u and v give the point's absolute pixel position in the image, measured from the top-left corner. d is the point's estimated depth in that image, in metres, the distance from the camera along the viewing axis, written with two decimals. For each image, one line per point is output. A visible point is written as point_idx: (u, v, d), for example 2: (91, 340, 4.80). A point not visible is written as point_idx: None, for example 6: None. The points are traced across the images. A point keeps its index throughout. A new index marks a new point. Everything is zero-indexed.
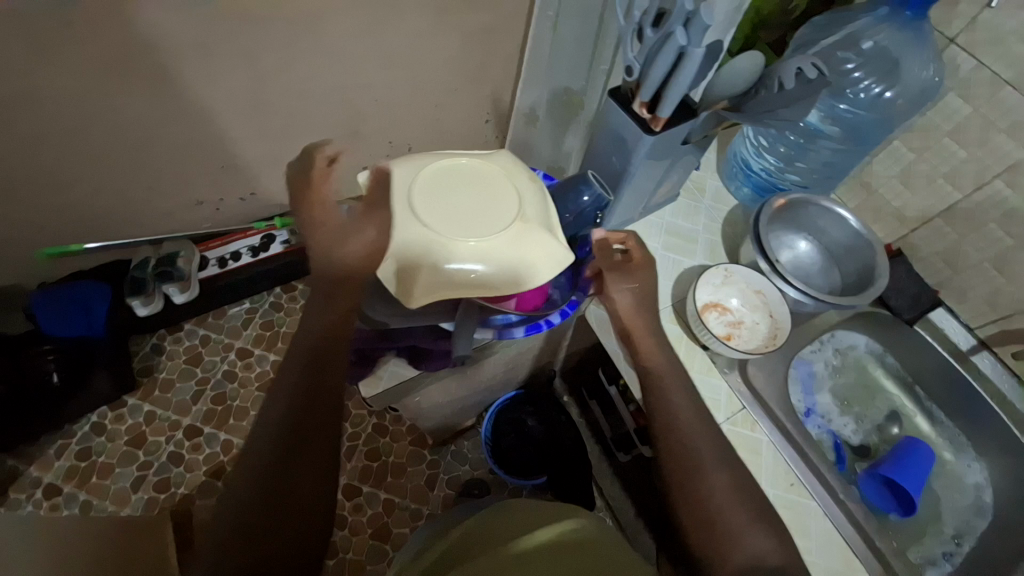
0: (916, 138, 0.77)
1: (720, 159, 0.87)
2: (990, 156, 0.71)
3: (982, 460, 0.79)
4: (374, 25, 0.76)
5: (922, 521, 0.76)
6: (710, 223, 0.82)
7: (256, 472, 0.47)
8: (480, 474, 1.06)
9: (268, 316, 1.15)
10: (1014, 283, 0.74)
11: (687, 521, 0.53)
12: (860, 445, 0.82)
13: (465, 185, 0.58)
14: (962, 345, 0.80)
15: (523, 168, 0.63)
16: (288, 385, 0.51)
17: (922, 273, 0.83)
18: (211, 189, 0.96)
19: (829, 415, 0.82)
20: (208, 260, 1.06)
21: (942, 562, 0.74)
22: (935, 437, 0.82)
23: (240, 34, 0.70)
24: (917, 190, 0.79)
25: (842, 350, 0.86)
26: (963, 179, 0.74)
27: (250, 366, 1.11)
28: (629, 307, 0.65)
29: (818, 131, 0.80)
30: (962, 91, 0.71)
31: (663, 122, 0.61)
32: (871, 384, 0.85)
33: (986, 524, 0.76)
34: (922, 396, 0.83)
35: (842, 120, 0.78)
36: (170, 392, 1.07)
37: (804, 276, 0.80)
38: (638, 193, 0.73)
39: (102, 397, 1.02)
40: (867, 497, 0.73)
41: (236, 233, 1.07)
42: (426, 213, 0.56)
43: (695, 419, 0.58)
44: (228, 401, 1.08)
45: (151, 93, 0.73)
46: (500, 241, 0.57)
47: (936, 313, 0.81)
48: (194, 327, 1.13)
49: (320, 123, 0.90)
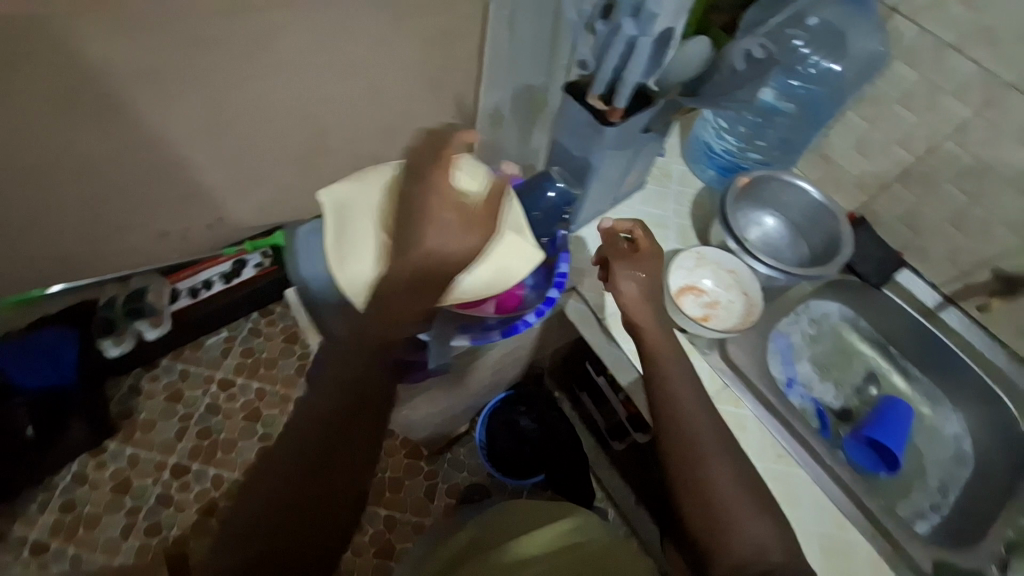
0: (868, 108, 0.80)
1: (682, 144, 0.87)
2: (940, 119, 0.74)
3: (958, 411, 0.83)
4: (329, 38, 0.75)
5: (908, 477, 0.79)
6: (679, 208, 0.82)
7: (280, 492, 0.47)
8: (478, 480, 1.05)
9: (247, 343, 1.14)
10: (972, 238, 0.77)
11: (691, 514, 0.54)
12: (842, 409, 0.83)
13: None
14: (930, 303, 0.84)
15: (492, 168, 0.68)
16: (317, 401, 0.49)
17: (886, 237, 0.86)
18: (176, 219, 0.92)
19: (810, 383, 0.84)
20: (179, 292, 1.02)
21: (930, 514, 0.77)
22: (912, 393, 0.85)
23: (193, 57, 0.68)
24: (873, 157, 0.82)
25: (817, 320, 0.87)
26: (916, 143, 0.77)
27: (233, 396, 1.08)
28: (635, 297, 0.62)
29: (775, 108, 0.83)
30: (908, 58, 0.73)
31: (620, 113, 0.63)
32: (848, 350, 0.87)
33: (968, 472, 0.80)
34: (897, 355, 0.86)
35: (796, 96, 0.82)
36: (152, 433, 1.04)
37: (773, 251, 0.82)
38: (605, 184, 0.73)
39: (82, 445, 0.99)
40: (854, 459, 0.77)
41: (205, 261, 1.02)
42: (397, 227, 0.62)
43: (700, 410, 0.57)
44: (214, 435, 1.05)
45: (103, 126, 0.70)
46: None
47: (902, 275, 0.84)
48: (171, 362, 1.10)
49: (283, 140, 0.88)
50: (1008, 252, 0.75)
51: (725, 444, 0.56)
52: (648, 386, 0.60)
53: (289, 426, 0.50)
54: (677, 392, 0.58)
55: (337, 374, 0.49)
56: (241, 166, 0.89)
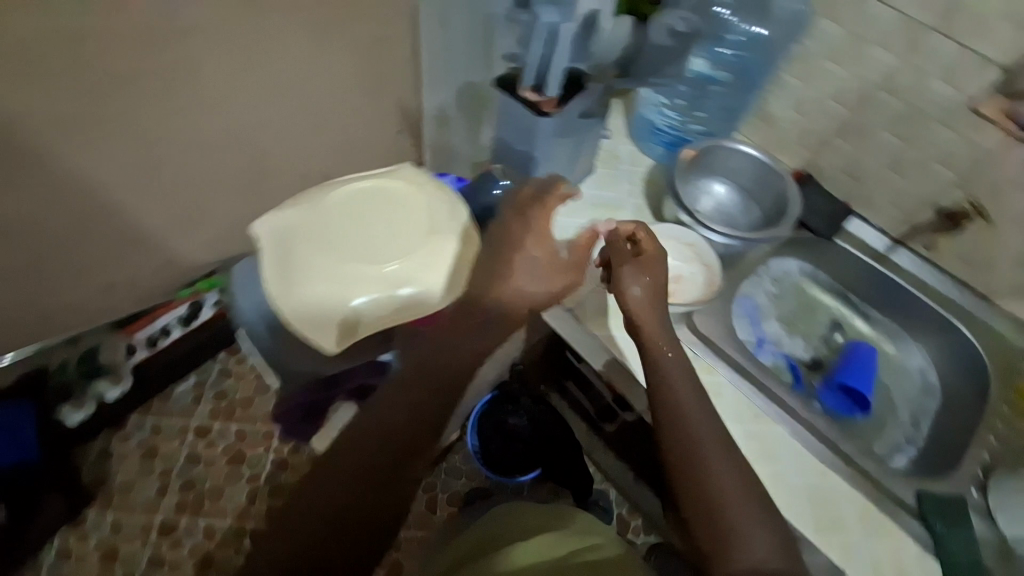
0: (799, 68, 0.83)
1: (626, 122, 0.88)
2: (869, 69, 0.77)
3: (916, 345, 0.87)
4: (262, 60, 0.73)
5: (880, 414, 0.82)
6: (632, 187, 0.83)
7: (318, 509, 0.56)
8: (477, 484, 1.05)
9: (219, 385, 1.09)
10: (911, 179, 0.81)
11: (695, 520, 0.56)
12: (812, 360, 0.85)
13: (377, 218, 0.78)
14: (881, 247, 0.87)
15: (427, 178, 0.80)
16: (362, 431, 0.61)
17: (833, 190, 0.89)
18: (126, 269, 0.86)
19: (780, 340, 0.86)
20: (137, 344, 0.96)
21: (905, 446, 0.80)
22: (873, 334, 0.88)
23: (120, 96, 0.64)
24: (810, 115, 0.85)
25: (778, 278, 0.90)
26: (849, 95, 0.80)
27: (213, 442, 1.04)
28: (639, 302, 0.61)
29: (711, 78, 0.85)
30: (831, 14, 0.76)
31: (553, 102, 0.69)
32: (809, 302, 0.90)
33: (935, 402, 0.84)
34: (856, 300, 0.90)
35: (729, 63, 0.84)
36: (132, 494, 0.99)
37: (726, 218, 0.84)
38: (555, 169, 0.76)
39: (57, 520, 0.93)
40: (829, 406, 0.79)
41: (160, 308, 0.96)
42: (352, 251, 0.77)
43: (702, 412, 0.59)
44: (198, 485, 1.01)
45: (29, 180, 0.65)
46: (416, 255, 0.77)
47: (852, 225, 0.88)
48: (140, 418, 1.05)
49: (227, 172, 0.85)
50: (944, 188, 0.79)
51: (724, 444, 0.57)
52: (650, 388, 0.60)
53: (334, 452, 0.60)
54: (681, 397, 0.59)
55: (382, 410, 0.62)
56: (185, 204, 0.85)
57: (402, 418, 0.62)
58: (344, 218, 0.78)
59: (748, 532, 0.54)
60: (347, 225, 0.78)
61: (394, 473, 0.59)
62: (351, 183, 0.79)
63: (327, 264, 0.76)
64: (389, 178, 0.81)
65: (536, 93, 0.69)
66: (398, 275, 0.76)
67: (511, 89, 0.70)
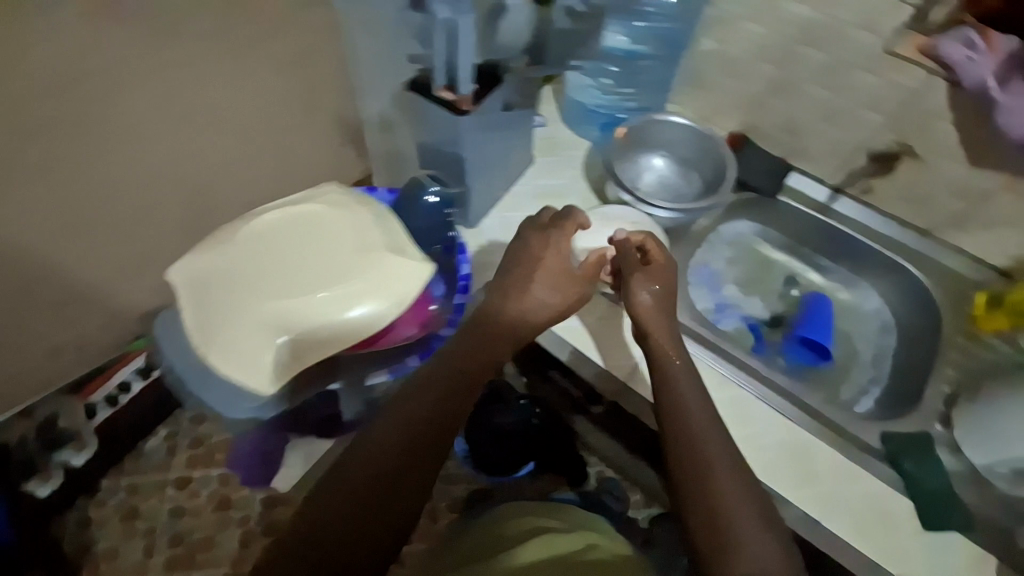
0: (720, 32, 0.85)
1: (561, 107, 0.92)
2: (785, 26, 0.79)
3: (874, 288, 0.93)
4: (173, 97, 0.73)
5: (842, 360, 0.89)
6: (573, 172, 0.88)
7: (330, 519, 0.54)
8: (477, 485, 1.05)
9: (193, 434, 1.04)
10: (843, 128, 0.85)
11: (697, 523, 0.56)
12: (773, 316, 0.91)
13: (294, 244, 0.65)
14: (822, 198, 0.92)
15: (348, 195, 0.70)
16: (374, 437, 0.58)
17: (773, 148, 0.94)
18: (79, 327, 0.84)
19: (740, 302, 0.91)
20: (96, 403, 0.92)
21: (870, 387, 0.87)
22: (828, 283, 0.95)
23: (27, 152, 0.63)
24: (741, 77, 0.88)
25: (732, 243, 0.96)
26: (774, 54, 0.83)
27: (196, 492, 1.01)
28: (648, 307, 0.68)
29: (635, 54, 0.88)
30: None
31: (468, 100, 0.67)
32: (765, 261, 0.95)
33: (893, 337, 0.90)
34: (807, 253, 0.96)
35: (647, 36, 0.86)
36: (118, 559, 0.96)
37: (670, 189, 0.90)
38: (494, 167, 0.79)
39: None
40: (793, 360, 0.86)
41: (115, 363, 0.92)
42: (268, 288, 0.63)
43: (706, 422, 0.61)
44: (187, 539, 0.98)
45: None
46: (350, 282, 0.64)
47: (791, 178, 0.92)
48: (114, 481, 1.01)
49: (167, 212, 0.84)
50: (877, 132, 0.82)
51: (726, 453, 0.59)
52: (658, 395, 0.64)
53: (344, 459, 0.58)
54: (683, 404, 0.62)
55: (394, 415, 0.59)
56: (127, 251, 0.82)
57: (416, 422, 0.59)
58: (258, 251, 0.64)
59: (750, 540, 0.53)
60: (262, 261, 0.64)
61: (409, 478, 0.57)
62: (259, 215, 0.65)
63: (246, 311, 0.62)
64: (303, 200, 0.68)
65: (451, 92, 0.67)
66: (333, 306, 0.63)
67: (424, 90, 0.67)
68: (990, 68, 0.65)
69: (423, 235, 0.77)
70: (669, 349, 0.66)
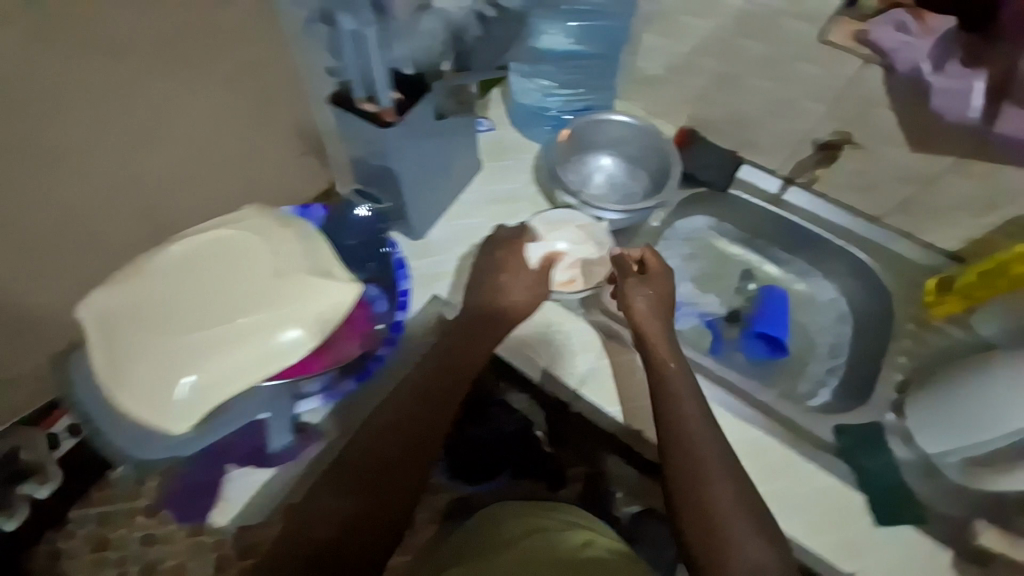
0: (660, 27, 0.93)
1: (508, 109, 1.08)
2: (719, 18, 0.86)
3: (826, 277, 1.05)
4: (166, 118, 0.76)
5: (799, 351, 1.01)
6: (523, 178, 1.03)
7: (323, 518, 0.55)
8: (455, 494, 1.05)
9: None
10: (790, 118, 0.94)
11: (692, 520, 0.59)
12: (730, 312, 1.03)
13: (207, 271, 0.64)
14: (774, 189, 1.04)
15: (270, 218, 0.70)
16: (366, 441, 0.61)
17: (721, 142, 1.08)
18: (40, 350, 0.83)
19: (696, 300, 1.05)
20: (58, 434, 0.89)
21: (828, 379, 0.99)
22: (785, 275, 1.07)
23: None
24: (688, 71, 0.98)
25: (688, 238, 1.09)
26: (715, 48, 0.92)
27: (166, 519, 0.98)
28: (644, 312, 0.77)
29: (573, 52, 0.99)
30: None
31: (389, 112, 0.75)
32: (721, 256, 1.08)
33: (849, 327, 1.02)
34: (762, 246, 1.08)
35: (585, 37, 0.98)
36: None
37: (614, 186, 1.04)
38: (428, 173, 0.90)
39: None
40: (748, 350, 0.99)
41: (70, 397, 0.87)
42: (180, 320, 0.61)
43: (703, 428, 0.64)
44: (160, 566, 0.97)
45: None
46: (270, 307, 0.64)
47: (742, 172, 1.05)
48: (82, 512, 0.98)
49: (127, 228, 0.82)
50: (820, 122, 0.91)
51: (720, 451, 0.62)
52: (655, 397, 0.69)
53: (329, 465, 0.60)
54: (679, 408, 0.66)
55: (388, 421, 0.63)
56: (94, 269, 0.81)
57: (406, 420, 0.63)
58: (174, 283, 0.62)
59: (740, 535, 0.56)
60: (178, 293, 0.62)
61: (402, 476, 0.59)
62: (165, 248, 0.63)
63: (153, 347, 0.60)
64: (218, 225, 0.67)
65: (373, 105, 0.76)
66: (253, 333, 0.63)
67: (346, 105, 0.76)
68: (926, 50, 0.70)
69: (359, 247, 0.93)
70: (667, 357, 0.72)
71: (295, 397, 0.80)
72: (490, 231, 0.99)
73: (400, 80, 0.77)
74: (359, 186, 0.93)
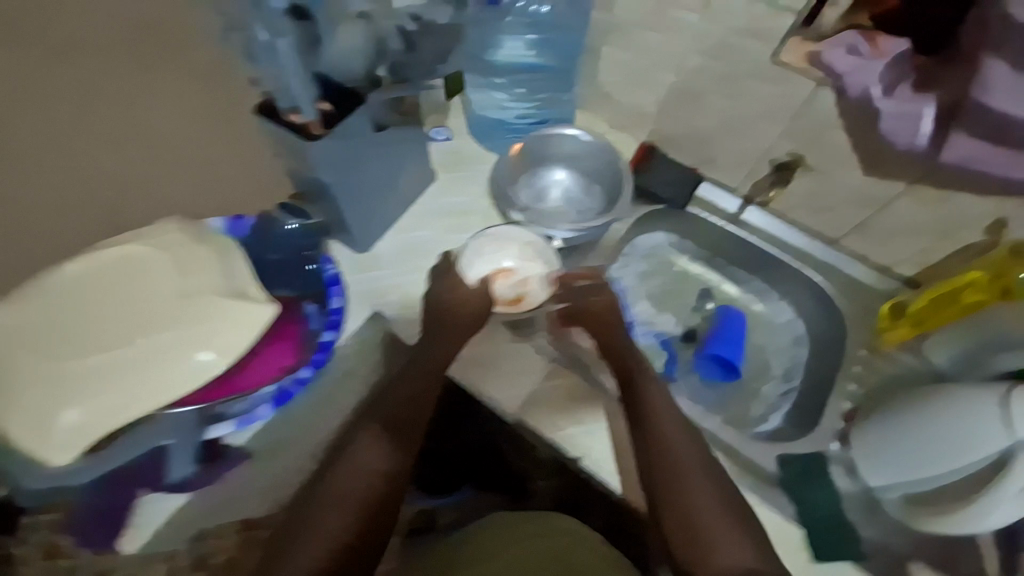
0: (619, 41, 1.00)
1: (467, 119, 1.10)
2: (672, 31, 0.92)
3: (786, 298, 1.08)
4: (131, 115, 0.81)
5: (750, 373, 1.05)
6: (476, 192, 1.06)
7: (336, 490, 0.69)
8: (419, 505, 1.03)
9: None
10: (747, 138, 0.98)
11: (674, 526, 0.67)
12: (686, 332, 1.06)
13: (112, 296, 0.69)
14: (732, 209, 1.08)
15: (195, 240, 0.76)
16: (358, 431, 0.75)
17: (685, 159, 1.10)
18: None
19: (651, 319, 1.07)
20: None
21: (779, 402, 1.02)
22: (741, 296, 1.10)
23: None
24: (644, 85, 1.04)
25: (649, 254, 1.11)
26: (669, 64, 0.97)
27: None
28: (607, 303, 0.87)
29: (529, 64, 1.05)
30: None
31: (316, 125, 0.75)
32: (680, 275, 1.11)
33: (805, 349, 1.06)
34: (721, 263, 1.11)
35: (537, 46, 1.03)
36: None
37: (567, 199, 1.08)
38: (375, 185, 0.91)
39: None
40: (700, 370, 1.02)
41: None
42: (80, 342, 0.66)
43: (679, 433, 0.74)
44: None
45: None
46: (173, 332, 0.69)
47: (702, 189, 1.09)
48: None
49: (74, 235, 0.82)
50: (777, 141, 0.94)
51: (689, 456, 0.72)
52: (633, 405, 0.78)
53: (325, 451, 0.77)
54: (657, 427, 0.75)
55: (369, 412, 0.78)
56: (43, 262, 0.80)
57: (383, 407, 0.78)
58: (53, 304, 0.67)
59: (722, 543, 0.64)
60: (56, 315, 0.67)
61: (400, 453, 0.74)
62: (61, 267, 0.69)
63: (34, 371, 0.64)
64: (146, 242, 0.74)
65: (298, 117, 0.74)
66: (153, 356, 0.68)
67: (272, 115, 0.75)
68: (878, 70, 0.72)
69: (290, 267, 0.91)
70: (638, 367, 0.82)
71: (205, 420, 0.77)
72: (438, 243, 1.02)
73: (328, 90, 0.77)
74: (287, 202, 0.91)
